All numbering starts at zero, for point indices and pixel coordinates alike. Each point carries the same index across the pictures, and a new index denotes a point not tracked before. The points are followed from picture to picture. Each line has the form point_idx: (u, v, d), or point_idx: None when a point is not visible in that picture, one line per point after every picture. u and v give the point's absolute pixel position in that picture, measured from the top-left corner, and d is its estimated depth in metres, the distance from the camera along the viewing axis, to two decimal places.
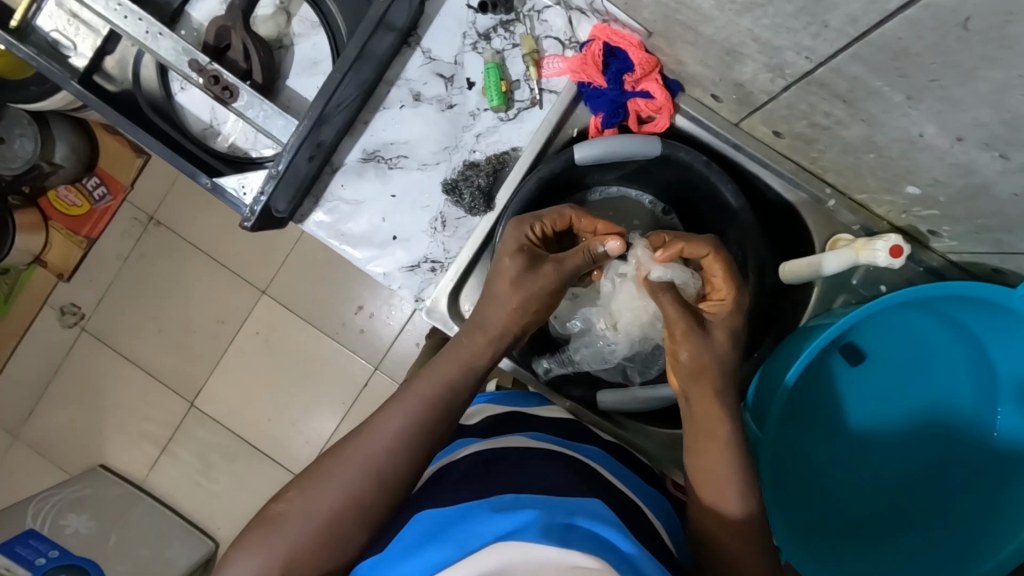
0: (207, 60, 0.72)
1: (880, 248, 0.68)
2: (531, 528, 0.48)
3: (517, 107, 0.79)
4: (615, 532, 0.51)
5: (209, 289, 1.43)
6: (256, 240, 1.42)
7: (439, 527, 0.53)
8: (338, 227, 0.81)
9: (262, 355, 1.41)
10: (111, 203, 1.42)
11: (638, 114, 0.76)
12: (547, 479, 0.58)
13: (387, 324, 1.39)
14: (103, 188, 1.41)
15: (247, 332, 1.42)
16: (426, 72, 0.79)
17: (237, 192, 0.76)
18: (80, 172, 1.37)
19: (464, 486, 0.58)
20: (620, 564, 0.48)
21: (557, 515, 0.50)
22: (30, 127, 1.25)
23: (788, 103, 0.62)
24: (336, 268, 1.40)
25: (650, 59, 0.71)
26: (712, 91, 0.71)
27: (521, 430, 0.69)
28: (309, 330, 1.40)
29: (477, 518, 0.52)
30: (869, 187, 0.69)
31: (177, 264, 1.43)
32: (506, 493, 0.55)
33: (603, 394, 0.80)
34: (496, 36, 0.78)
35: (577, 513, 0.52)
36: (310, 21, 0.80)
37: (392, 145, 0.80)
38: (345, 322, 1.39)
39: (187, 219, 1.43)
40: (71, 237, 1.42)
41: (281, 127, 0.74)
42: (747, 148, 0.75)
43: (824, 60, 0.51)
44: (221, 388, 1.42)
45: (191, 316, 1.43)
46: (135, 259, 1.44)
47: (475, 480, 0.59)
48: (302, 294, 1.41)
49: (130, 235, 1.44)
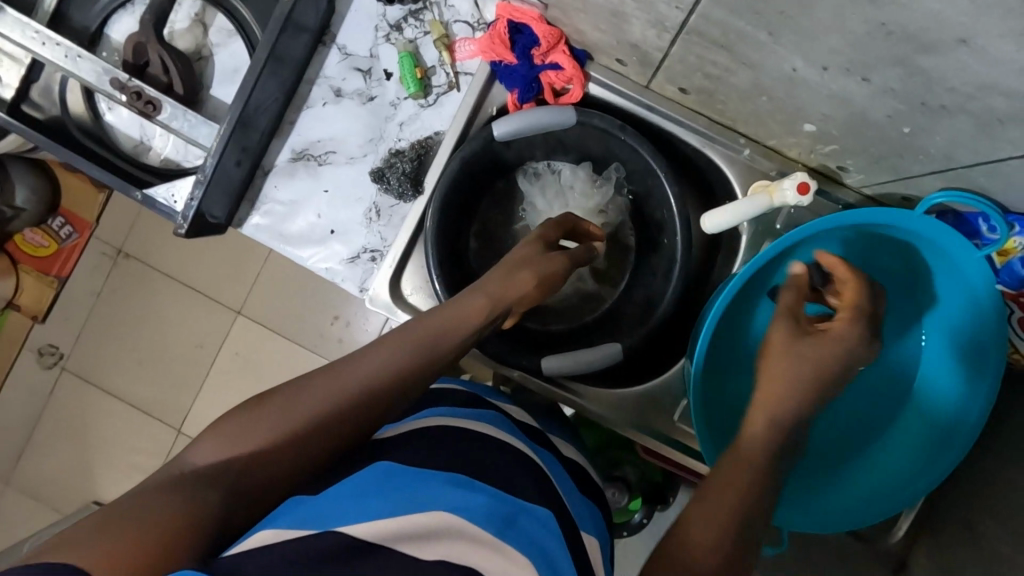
0: (127, 77, 0.76)
1: (788, 187, 0.71)
2: (479, 512, 0.48)
3: (435, 92, 0.80)
4: (548, 537, 0.51)
5: (184, 314, 1.47)
6: (224, 262, 1.46)
7: (393, 479, 0.50)
8: (276, 228, 0.84)
9: (242, 374, 1.45)
10: (78, 240, 1.43)
11: (552, 87, 0.79)
12: (509, 479, 0.55)
13: (363, 331, 1.42)
14: (69, 227, 1.42)
15: (226, 353, 1.46)
16: (344, 68, 0.81)
17: (168, 201, 0.77)
18: (44, 214, 1.39)
19: (432, 450, 0.55)
20: (543, 571, 0.47)
21: (503, 508, 0.50)
22: None
23: (680, 57, 0.64)
24: (305, 281, 1.44)
25: (553, 31, 0.74)
26: (616, 56, 0.73)
27: (495, 417, 0.66)
28: (286, 344, 1.44)
29: (431, 487, 0.49)
30: (775, 132, 0.72)
31: (149, 293, 1.47)
32: (463, 473, 0.53)
33: (547, 360, 0.79)
34: (407, 26, 0.79)
35: (521, 516, 0.50)
36: (226, 30, 0.81)
37: (320, 142, 0.82)
38: (322, 334, 1.43)
39: (154, 249, 1.47)
40: (41, 278, 1.42)
41: (205, 134, 0.77)
42: (659, 108, 0.78)
43: (692, 8, 0.54)
44: (207, 411, 1.45)
45: (168, 343, 1.47)
46: (107, 294, 1.48)
47: (445, 452, 0.55)
48: (275, 310, 1.45)
49: (100, 271, 1.47)
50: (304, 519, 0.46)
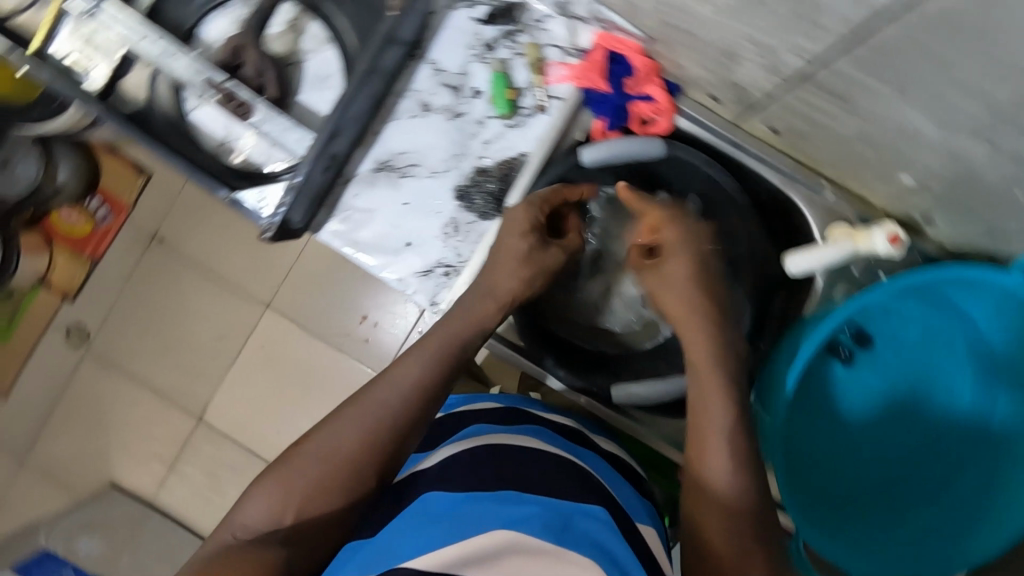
0: (222, 76, 0.77)
1: (878, 236, 0.71)
2: (535, 522, 0.51)
3: (523, 113, 0.81)
4: (607, 539, 0.53)
5: (212, 304, 1.47)
6: (257, 256, 1.46)
7: (441, 508, 0.54)
8: (352, 236, 0.84)
9: (263, 369, 1.45)
10: (113, 224, 1.43)
11: (640, 117, 0.79)
12: (551, 480, 0.59)
13: (391, 333, 1.42)
14: (105, 209, 1.41)
15: (252, 346, 1.46)
16: (434, 83, 0.81)
17: (255, 204, 0.79)
18: (83, 191, 1.39)
19: (471, 474, 0.57)
20: (608, 563, 0.50)
21: (557, 514, 0.53)
22: (32, 150, 1.34)
23: (786, 101, 0.65)
24: (337, 278, 1.44)
25: (650, 63, 0.74)
26: (712, 92, 0.74)
27: (527, 423, 0.71)
28: (312, 340, 1.44)
29: (478, 509, 0.53)
30: (866, 179, 0.72)
31: (179, 280, 1.48)
32: (508, 489, 0.56)
33: (616, 388, 0.82)
34: (501, 46, 0.80)
35: (575, 517, 0.54)
36: (320, 37, 0.82)
37: (403, 154, 0.83)
38: (349, 332, 1.43)
39: (186, 235, 1.48)
40: (74, 258, 1.41)
41: (295, 140, 0.78)
42: (746, 146, 0.79)
43: (821, 59, 0.53)
44: (228, 403, 1.45)
45: (196, 332, 1.47)
46: (138, 278, 1.49)
47: (481, 468, 0.58)
48: (305, 306, 1.45)
49: (131, 255, 1.48)
50: (362, 566, 0.50)
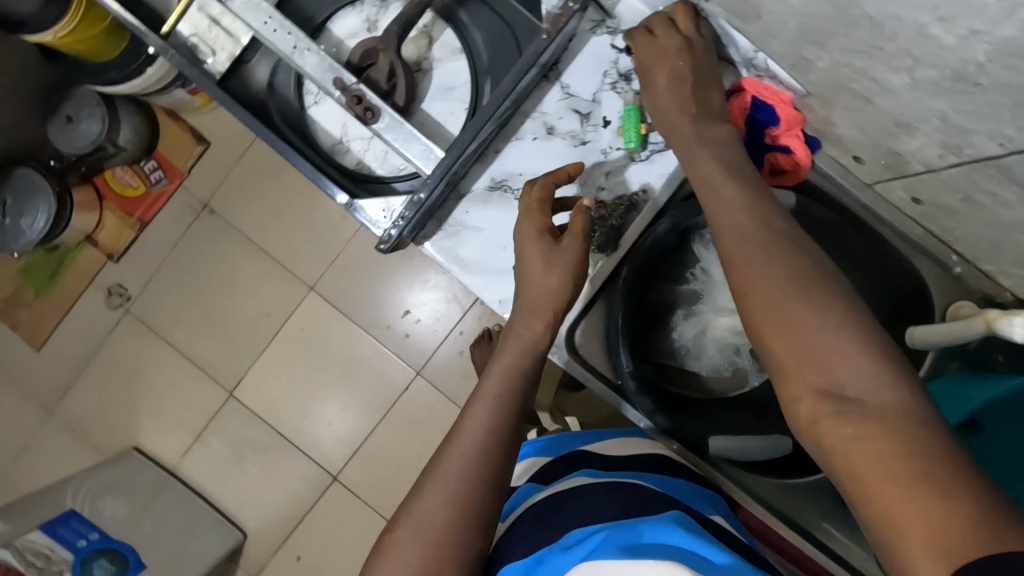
0: (352, 79, 0.74)
1: (1018, 324, 0.67)
2: (607, 546, 0.54)
3: (651, 149, 0.78)
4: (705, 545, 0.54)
5: (257, 280, 1.45)
6: (307, 236, 1.43)
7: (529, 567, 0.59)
8: (457, 252, 0.82)
9: (300, 351, 1.43)
10: (166, 188, 1.45)
11: (774, 168, 0.77)
12: (606, 504, 0.63)
13: (432, 331, 1.40)
14: (160, 173, 1.44)
15: (291, 327, 1.44)
16: (562, 107, 0.79)
17: (377, 215, 0.76)
18: (141, 154, 1.41)
19: (540, 528, 0.63)
20: (705, 567, 0.51)
21: (625, 535, 0.55)
22: (98, 109, 1.29)
23: (948, 178, 0.63)
24: (383, 269, 1.42)
25: (796, 116, 0.71)
26: (857, 153, 0.72)
27: (576, 468, 0.75)
28: (353, 329, 1.42)
29: (555, 557, 0.58)
30: (1005, 261, 0.70)
31: (225, 250, 1.46)
32: (574, 529, 0.61)
33: (716, 440, 0.81)
34: (637, 78, 0.78)
35: (642, 529, 0.56)
36: (452, 47, 0.80)
37: (521, 175, 0.81)
38: (390, 326, 1.41)
39: (240, 208, 1.45)
40: (124, 219, 1.45)
41: (419, 152, 0.75)
42: (877, 209, 0.77)
43: (1020, 149, 0.51)
44: (258, 380, 1.44)
45: (238, 306, 1.45)
46: (183, 245, 1.47)
47: (546, 520, 0.64)
48: (351, 294, 1.43)
49: (182, 221, 1.47)
50: None
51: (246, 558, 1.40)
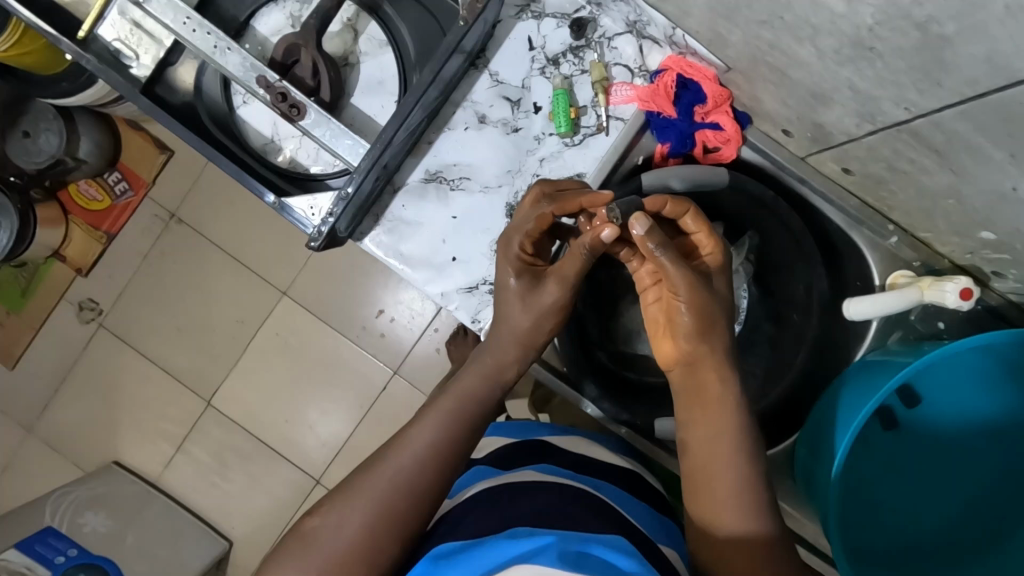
0: (275, 76, 0.72)
1: (948, 290, 0.68)
2: (550, 550, 0.49)
3: (583, 133, 0.78)
4: (617, 553, 0.51)
5: (232, 287, 1.44)
6: (279, 241, 1.43)
7: (456, 550, 0.54)
8: (397, 247, 0.81)
9: (281, 356, 1.43)
10: (132, 199, 1.44)
11: (705, 144, 0.76)
12: (561, 510, 0.59)
13: (408, 329, 1.40)
14: (124, 184, 1.42)
15: (266, 332, 1.43)
16: (492, 95, 0.79)
17: (305, 212, 0.75)
18: (103, 168, 1.39)
19: (484, 519, 0.58)
20: None
21: (573, 543, 0.51)
22: (56, 121, 1.27)
23: (869, 147, 0.62)
24: (358, 270, 1.41)
25: (723, 92, 0.71)
26: (785, 127, 0.71)
27: (533, 462, 0.71)
28: (328, 331, 1.42)
29: (491, 547, 0.52)
30: (937, 228, 0.69)
31: (196, 259, 1.45)
32: (522, 525, 0.55)
33: (660, 423, 0.80)
34: (565, 62, 0.77)
35: (591, 542, 0.52)
36: (378, 40, 0.79)
37: (455, 166, 0.80)
38: (366, 326, 1.41)
39: (207, 218, 1.44)
40: (91, 232, 1.44)
41: (347, 146, 0.74)
42: (812, 182, 0.76)
43: (925, 113, 0.50)
44: (238, 388, 1.43)
45: (211, 314, 1.44)
46: (155, 256, 1.45)
47: (491, 513, 0.59)
48: (324, 297, 1.42)
49: (150, 232, 1.45)
50: None
51: (234, 566, 1.40)
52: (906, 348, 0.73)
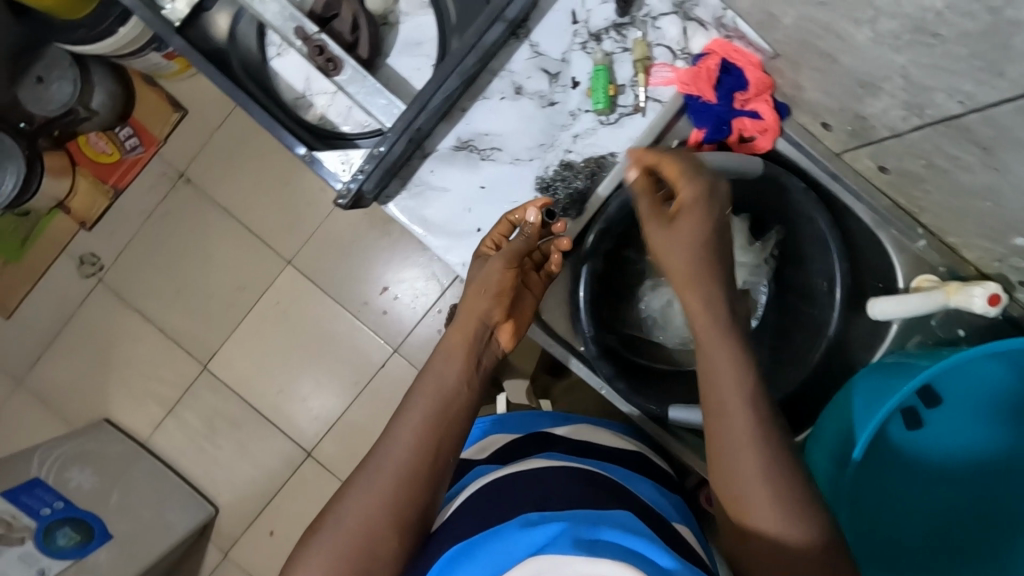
0: (314, 28, 0.71)
1: (977, 295, 0.68)
2: (561, 538, 0.46)
3: (619, 112, 0.77)
4: (635, 538, 0.47)
5: (233, 253, 1.42)
6: (287, 210, 1.41)
7: (470, 546, 0.53)
8: (420, 213, 0.80)
9: (279, 326, 1.41)
10: (142, 155, 1.42)
11: (742, 134, 0.75)
12: (567, 492, 0.58)
13: (409, 308, 1.38)
14: (135, 139, 1.40)
15: (267, 301, 1.41)
16: (531, 66, 0.78)
17: (335, 166, 0.74)
18: (113, 122, 1.37)
19: (491, 504, 0.57)
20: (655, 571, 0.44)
21: (585, 528, 0.48)
22: (70, 70, 1.25)
23: (911, 142, 0.61)
24: (365, 246, 1.40)
25: (765, 79, 0.72)
26: (825, 119, 0.71)
27: (539, 451, 0.70)
28: (328, 304, 1.40)
29: (504, 537, 0.50)
30: (967, 233, 0.69)
31: (200, 221, 1.43)
32: (530, 510, 0.54)
33: (674, 410, 0.77)
34: (608, 38, 0.77)
35: (602, 526, 0.48)
36: (419, 2, 0.78)
37: (487, 135, 0.79)
38: (367, 302, 1.39)
39: (215, 181, 1.42)
40: (97, 185, 1.41)
41: (382, 106, 0.73)
42: (845, 179, 0.76)
43: (980, 107, 0.50)
44: (234, 355, 1.42)
45: (212, 279, 1.42)
46: (160, 215, 1.43)
47: (500, 499, 0.58)
48: (327, 269, 1.40)
49: (158, 190, 1.43)
50: None
51: (218, 532, 1.39)
52: (924, 352, 0.73)
